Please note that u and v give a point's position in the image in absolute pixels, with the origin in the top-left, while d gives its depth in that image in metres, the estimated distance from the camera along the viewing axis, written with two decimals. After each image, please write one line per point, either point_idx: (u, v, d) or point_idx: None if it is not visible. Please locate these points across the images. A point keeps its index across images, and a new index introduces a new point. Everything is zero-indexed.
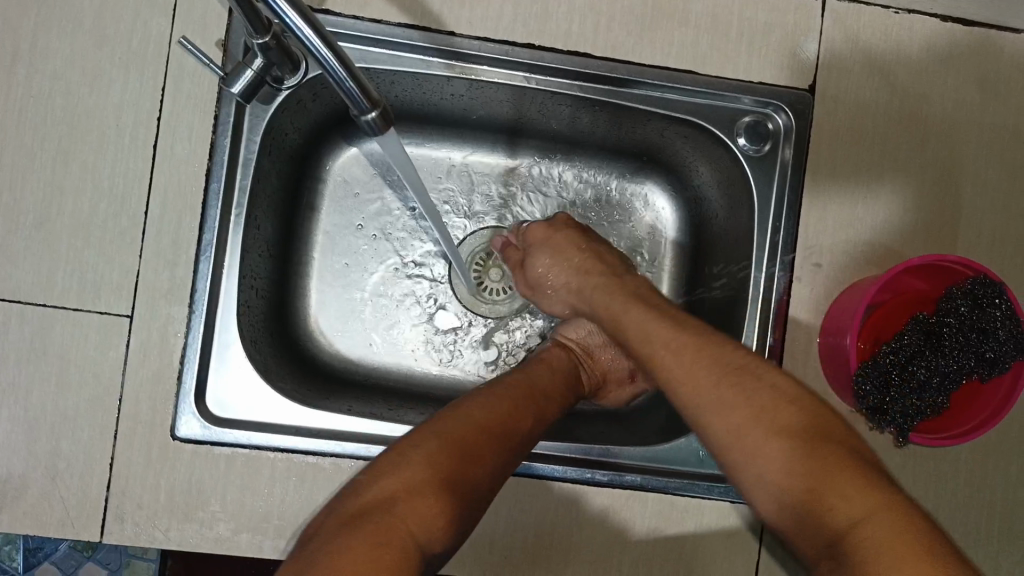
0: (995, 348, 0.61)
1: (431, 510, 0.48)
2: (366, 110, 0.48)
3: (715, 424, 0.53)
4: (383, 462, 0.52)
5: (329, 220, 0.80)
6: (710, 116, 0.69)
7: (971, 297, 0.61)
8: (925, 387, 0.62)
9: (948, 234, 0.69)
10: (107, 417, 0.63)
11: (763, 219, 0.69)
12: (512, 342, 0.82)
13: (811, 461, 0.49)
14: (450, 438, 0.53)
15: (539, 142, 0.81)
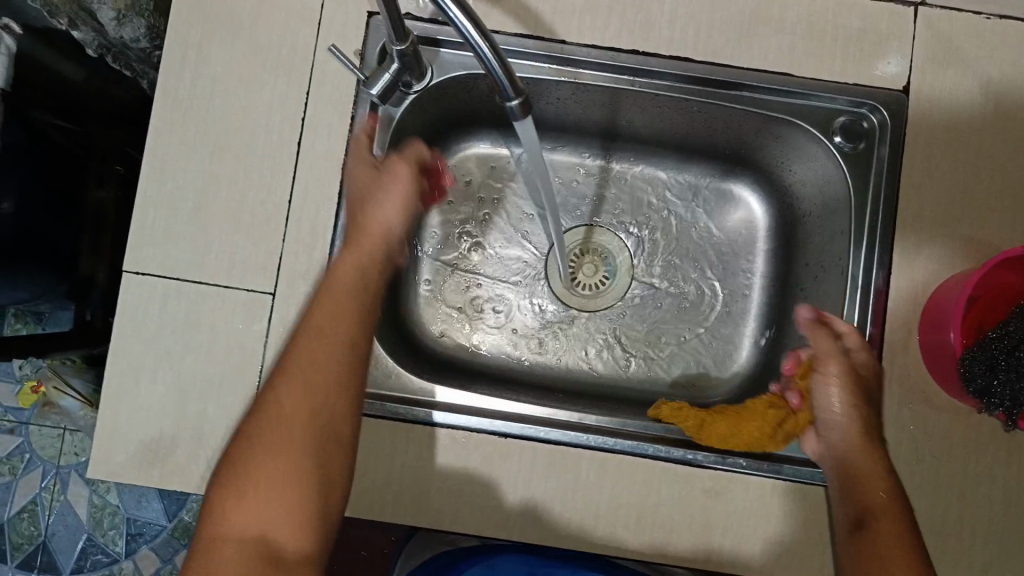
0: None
1: (272, 504, 0.51)
2: (510, 97, 0.53)
3: (877, 525, 0.62)
4: (257, 427, 0.54)
5: (438, 217, 0.87)
6: (806, 116, 0.73)
7: None
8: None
9: None
10: (248, 384, 0.69)
11: (859, 213, 0.72)
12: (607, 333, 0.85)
13: None
14: (286, 446, 0.53)
15: (635, 145, 0.86)
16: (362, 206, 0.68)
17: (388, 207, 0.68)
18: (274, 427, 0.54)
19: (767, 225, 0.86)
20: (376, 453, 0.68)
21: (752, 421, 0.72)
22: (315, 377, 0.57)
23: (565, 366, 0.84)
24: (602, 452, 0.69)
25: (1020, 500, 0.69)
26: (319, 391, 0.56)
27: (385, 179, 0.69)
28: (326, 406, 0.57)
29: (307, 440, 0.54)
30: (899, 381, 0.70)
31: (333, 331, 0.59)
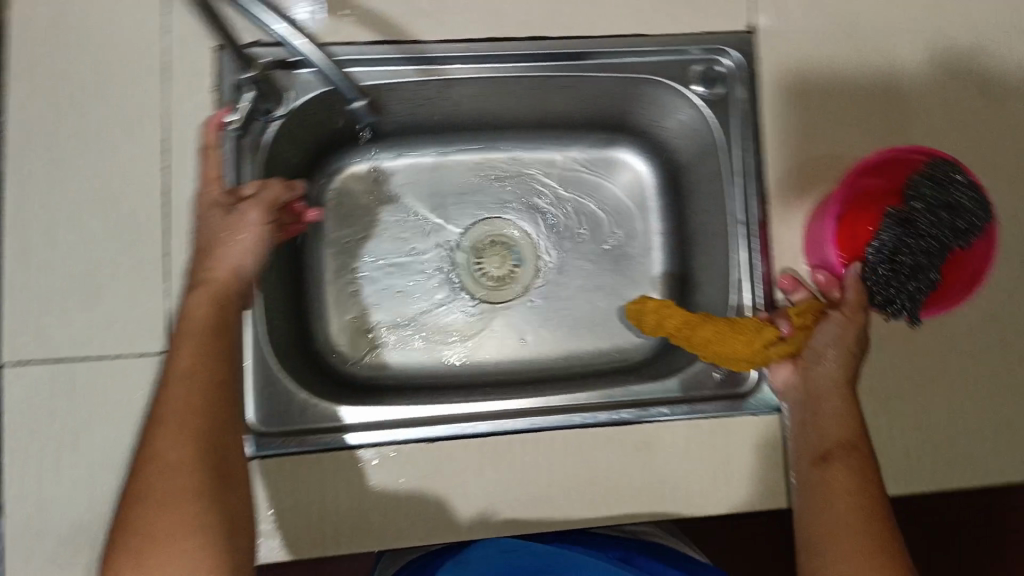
0: (971, 215, 0.64)
1: (182, 552, 0.47)
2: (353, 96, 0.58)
3: (832, 473, 0.60)
4: (135, 481, 0.49)
5: (334, 239, 0.86)
6: (663, 71, 0.75)
7: (929, 176, 0.65)
8: (917, 274, 0.65)
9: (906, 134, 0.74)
10: None
11: (732, 152, 0.75)
12: (525, 320, 0.86)
13: (879, 529, 0.56)
14: (179, 479, 0.49)
15: (513, 131, 0.87)
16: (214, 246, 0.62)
17: (233, 249, 0.62)
18: (164, 441, 0.50)
19: (654, 182, 0.88)
20: (310, 485, 0.67)
21: (731, 342, 0.70)
22: (194, 392, 0.53)
23: (489, 359, 0.84)
24: (532, 433, 0.70)
25: (937, 389, 0.72)
26: (203, 425, 0.52)
27: (227, 223, 0.62)
28: (212, 418, 0.52)
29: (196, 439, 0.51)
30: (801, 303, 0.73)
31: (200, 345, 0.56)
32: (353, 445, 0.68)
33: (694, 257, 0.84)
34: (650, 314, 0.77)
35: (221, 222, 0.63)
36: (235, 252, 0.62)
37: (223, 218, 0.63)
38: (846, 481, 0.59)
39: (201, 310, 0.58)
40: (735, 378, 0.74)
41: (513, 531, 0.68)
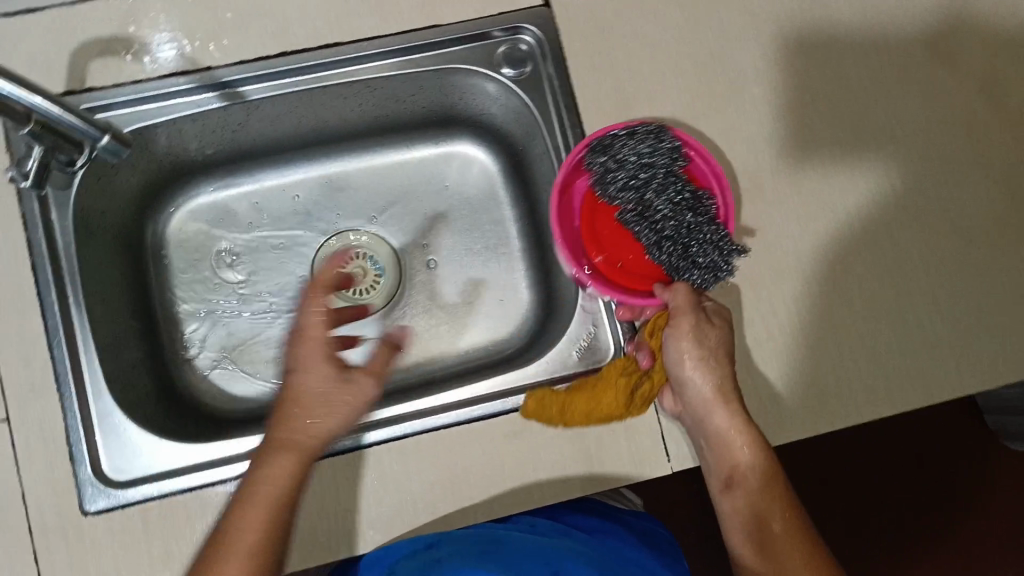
0: (650, 148, 0.67)
1: None
2: (98, 136, 0.65)
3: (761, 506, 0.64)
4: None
5: (186, 276, 0.84)
6: (469, 58, 0.75)
7: (598, 153, 0.68)
8: (687, 228, 0.66)
9: (709, 78, 0.75)
10: (14, 519, 0.65)
11: (550, 128, 0.75)
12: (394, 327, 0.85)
13: (817, 556, 0.62)
14: None
15: (348, 140, 0.87)
16: (300, 395, 0.62)
17: (322, 416, 0.62)
18: (235, 562, 0.56)
19: (500, 168, 0.88)
20: (177, 528, 0.66)
21: (609, 394, 0.69)
22: (265, 507, 0.59)
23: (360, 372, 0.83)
24: (394, 442, 0.68)
25: (790, 324, 0.71)
26: (264, 553, 0.58)
27: (353, 388, 0.63)
28: (275, 528, 0.59)
29: (263, 539, 0.58)
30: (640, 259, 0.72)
31: (290, 451, 0.61)
32: (214, 484, 0.68)
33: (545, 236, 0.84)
34: (532, 411, 0.70)
35: (306, 359, 0.63)
36: (320, 394, 0.62)
37: (309, 350, 0.64)
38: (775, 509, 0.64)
39: (270, 453, 0.61)
40: (593, 354, 0.74)
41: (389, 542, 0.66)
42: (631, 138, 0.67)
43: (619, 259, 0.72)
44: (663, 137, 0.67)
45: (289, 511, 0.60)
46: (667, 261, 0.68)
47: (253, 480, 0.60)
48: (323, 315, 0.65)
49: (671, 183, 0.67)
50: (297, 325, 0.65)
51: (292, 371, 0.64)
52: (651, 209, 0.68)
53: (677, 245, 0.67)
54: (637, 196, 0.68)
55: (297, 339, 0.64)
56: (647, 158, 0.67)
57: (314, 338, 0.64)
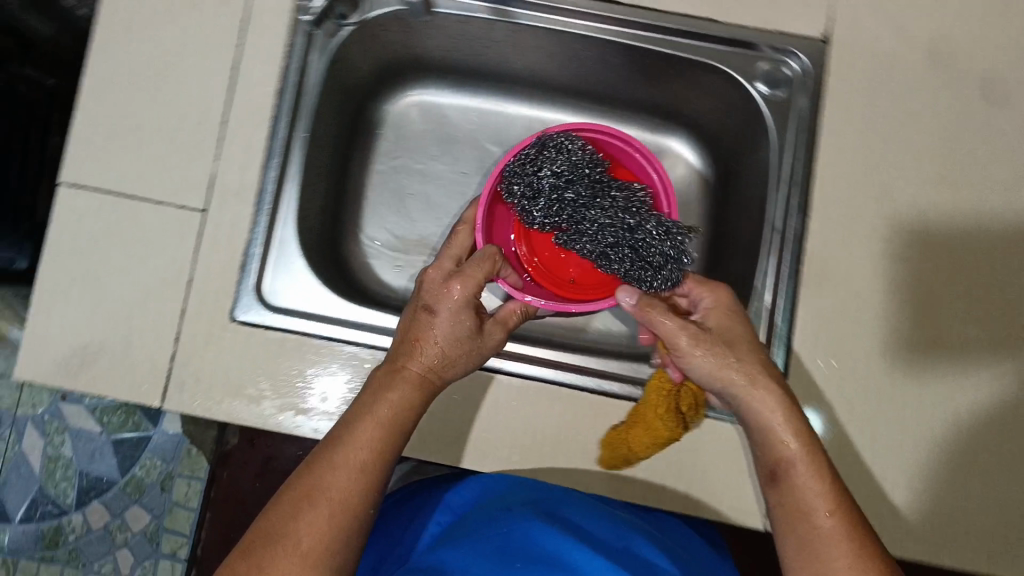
0: (568, 158, 0.70)
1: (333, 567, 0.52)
2: None
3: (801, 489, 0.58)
4: (299, 491, 0.54)
5: (383, 162, 0.89)
6: (731, 62, 0.75)
7: (528, 162, 0.70)
8: (628, 230, 0.69)
9: (959, 176, 0.71)
10: (175, 295, 0.72)
11: (779, 157, 0.74)
12: None
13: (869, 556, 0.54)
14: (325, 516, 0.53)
15: (576, 97, 0.88)
16: (429, 338, 0.63)
17: (456, 355, 0.64)
18: (342, 474, 0.55)
19: (704, 180, 0.88)
20: (298, 366, 0.71)
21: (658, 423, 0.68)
22: (373, 431, 0.58)
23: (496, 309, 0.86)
24: (521, 378, 0.72)
25: (931, 445, 0.68)
26: (367, 466, 0.56)
27: (481, 342, 0.65)
28: (388, 453, 0.58)
29: (376, 459, 0.57)
30: (815, 315, 0.70)
31: (404, 384, 0.61)
32: (348, 344, 0.72)
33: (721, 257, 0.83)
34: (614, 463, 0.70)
35: (450, 302, 0.64)
36: (452, 345, 0.63)
37: (449, 289, 0.64)
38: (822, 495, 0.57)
39: (387, 382, 0.61)
40: None
41: (471, 462, 0.71)
42: (543, 150, 0.70)
43: (569, 276, 0.78)
44: (572, 151, 0.70)
45: (403, 436, 0.60)
46: (610, 266, 0.71)
47: (363, 405, 0.59)
48: (450, 266, 0.67)
49: (601, 189, 0.71)
50: (433, 276, 0.66)
51: (428, 311, 0.64)
52: (588, 225, 0.71)
53: (625, 248, 0.69)
54: (563, 215, 0.71)
55: (422, 305, 0.65)
56: (556, 176, 0.70)
57: (473, 282, 0.65)
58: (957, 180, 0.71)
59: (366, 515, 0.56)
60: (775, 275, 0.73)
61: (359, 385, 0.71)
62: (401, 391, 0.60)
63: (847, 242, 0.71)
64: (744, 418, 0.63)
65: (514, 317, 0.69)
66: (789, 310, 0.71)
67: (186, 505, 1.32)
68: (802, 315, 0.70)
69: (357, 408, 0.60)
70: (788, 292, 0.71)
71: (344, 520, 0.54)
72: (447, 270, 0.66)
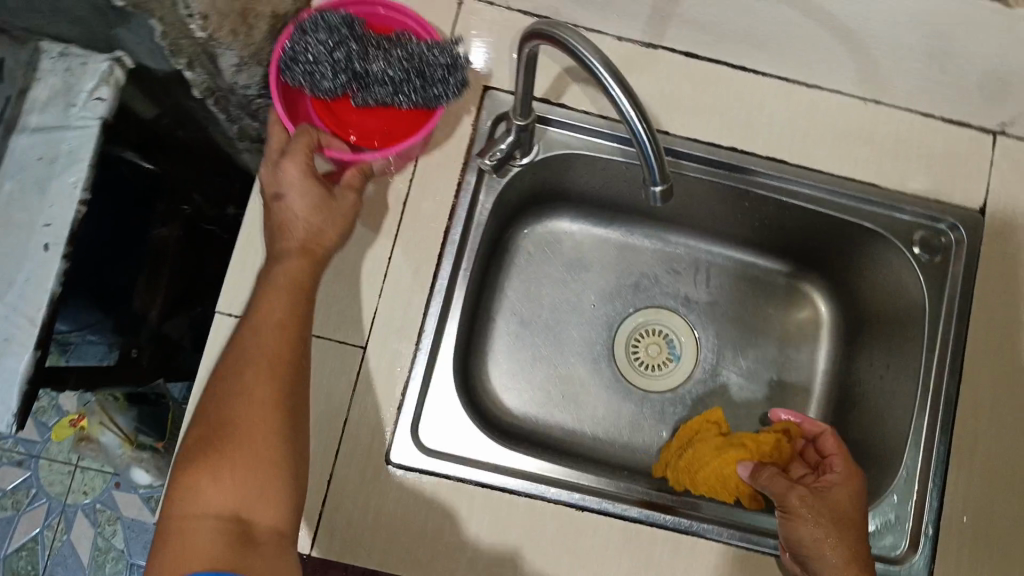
0: (314, 22, 0.66)
1: (262, 481, 0.56)
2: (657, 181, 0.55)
3: None
4: (186, 464, 0.56)
5: (514, 287, 0.88)
6: (890, 225, 0.76)
7: (293, 56, 0.66)
8: (403, 57, 0.68)
9: None
10: (330, 436, 0.70)
11: (935, 321, 0.75)
12: (660, 419, 0.87)
13: None
14: (245, 458, 0.56)
15: (708, 236, 0.90)
16: (281, 210, 0.65)
17: (315, 215, 0.65)
18: (236, 450, 0.56)
19: (832, 326, 0.88)
20: (453, 514, 0.70)
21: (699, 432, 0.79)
22: (262, 399, 0.58)
23: (624, 441, 0.86)
24: (682, 531, 0.71)
25: None
26: (265, 411, 0.58)
27: (335, 204, 0.66)
28: (286, 428, 0.58)
29: (272, 433, 0.57)
30: (964, 491, 0.72)
31: (253, 366, 0.59)
32: (504, 489, 0.71)
33: (851, 409, 0.83)
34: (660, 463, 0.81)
35: (290, 177, 0.64)
36: (319, 213, 0.65)
37: (286, 168, 0.64)
38: None
39: (285, 259, 0.64)
40: (889, 540, 0.71)
41: None
42: (303, 32, 0.66)
43: (382, 121, 0.73)
44: (336, 16, 0.66)
45: (296, 376, 0.61)
46: (433, 93, 0.69)
47: (227, 370, 0.59)
48: (279, 152, 0.66)
49: (370, 43, 0.68)
50: (274, 151, 0.66)
51: (278, 196, 0.65)
52: (380, 75, 0.68)
53: (409, 78, 0.68)
54: (361, 74, 0.68)
55: (269, 198, 0.65)
56: (335, 45, 0.66)
57: (294, 160, 0.64)
58: None
59: (293, 486, 0.58)
60: (928, 445, 0.73)
61: (518, 536, 0.70)
62: (250, 343, 0.60)
63: (994, 418, 0.73)
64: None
65: (356, 178, 0.68)
66: (939, 482, 0.72)
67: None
68: (951, 489, 0.72)
69: (232, 340, 0.62)
70: (938, 462, 0.72)
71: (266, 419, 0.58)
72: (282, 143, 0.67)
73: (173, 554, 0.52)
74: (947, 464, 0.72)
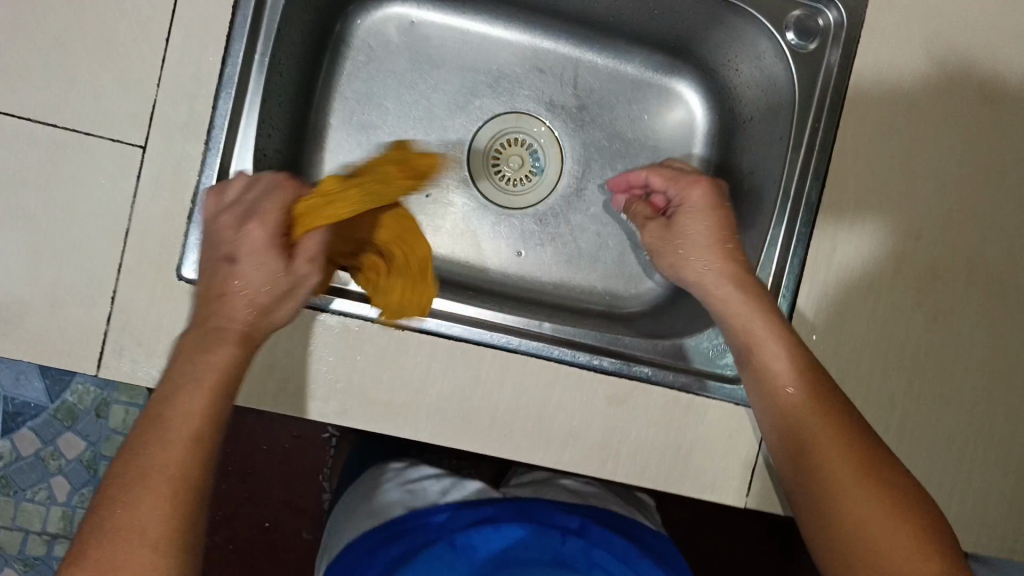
0: None
1: (179, 516, 0.48)
2: None
3: (832, 469, 0.56)
4: (96, 505, 0.48)
5: (350, 87, 0.77)
6: (757, 4, 0.67)
7: None
8: None
9: (979, 147, 0.67)
10: (112, 248, 0.62)
11: (803, 114, 0.67)
12: (517, 240, 0.81)
13: (878, 503, 0.55)
14: (159, 473, 0.48)
15: (576, 28, 0.79)
16: (241, 286, 0.57)
17: (259, 287, 0.57)
18: (150, 434, 0.49)
19: (707, 128, 0.80)
20: None
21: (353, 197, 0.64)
22: (199, 393, 0.51)
23: (478, 262, 0.80)
24: (505, 351, 0.66)
25: (924, 421, 0.66)
26: (202, 439, 0.50)
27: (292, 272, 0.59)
28: (219, 411, 0.52)
29: (203, 436, 0.51)
30: (818, 302, 0.65)
31: (219, 343, 0.54)
32: (317, 311, 0.65)
33: None
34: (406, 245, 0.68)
35: (246, 244, 0.58)
36: (266, 294, 0.57)
37: (246, 236, 0.58)
38: (838, 473, 0.56)
39: (206, 339, 0.55)
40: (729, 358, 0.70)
41: (452, 439, 0.65)
42: None
43: None
44: None
45: (245, 359, 0.55)
46: None
47: (169, 386, 0.52)
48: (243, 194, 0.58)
49: None
50: (216, 221, 0.59)
51: (230, 261, 0.58)
52: None
53: None
54: None
55: (219, 257, 0.58)
56: None
57: (263, 222, 0.58)
58: (976, 151, 0.67)
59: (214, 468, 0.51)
60: (782, 254, 0.67)
61: (332, 355, 0.64)
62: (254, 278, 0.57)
63: (859, 224, 0.66)
64: (790, 433, 0.59)
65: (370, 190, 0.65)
66: (790, 297, 0.65)
67: (126, 431, 1.09)
68: (803, 302, 0.65)
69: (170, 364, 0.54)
70: (791, 275, 0.66)
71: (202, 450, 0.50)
72: (222, 199, 0.60)
73: (127, 554, 0.45)
74: (803, 274, 0.65)
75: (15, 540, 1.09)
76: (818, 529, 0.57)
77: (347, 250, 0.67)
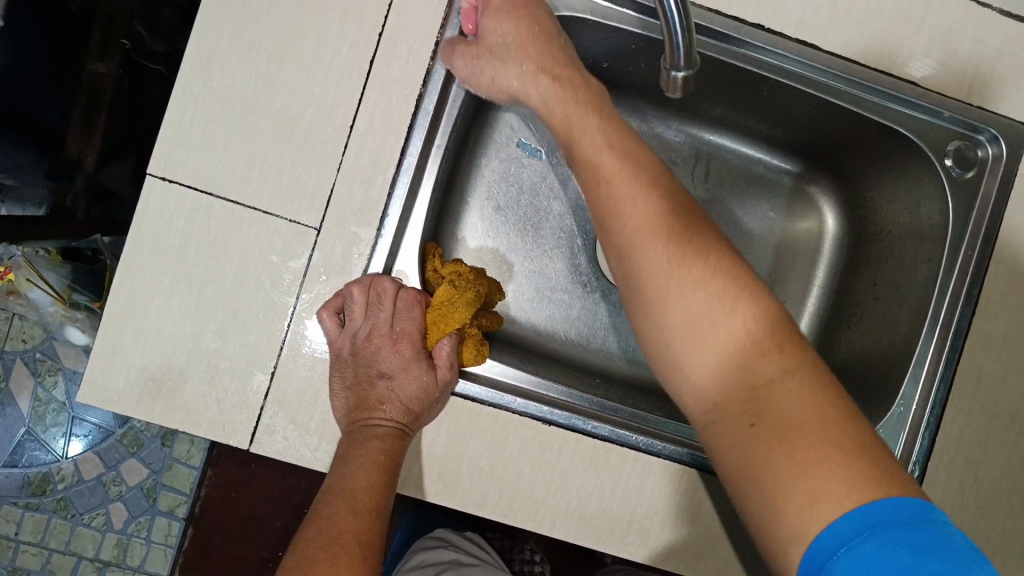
0: None
1: None
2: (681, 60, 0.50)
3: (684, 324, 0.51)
4: None
5: (493, 164, 0.78)
6: (920, 134, 0.69)
7: None
8: None
9: None
10: (276, 323, 0.61)
11: (956, 243, 0.68)
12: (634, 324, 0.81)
13: (754, 363, 0.48)
14: (328, 549, 0.52)
15: (718, 128, 0.80)
16: (396, 400, 0.61)
17: (410, 395, 0.61)
18: (342, 506, 0.55)
19: (839, 237, 0.81)
20: None
21: (460, 310, 0.62)
22: (367, 486, 0.57)
23: (597, 343, 0.79)
24: (647, 453, 0.67)
25: None
26: (370, 508, 0.56)
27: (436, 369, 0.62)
28: (386, 495, 0.58)
29: (378, 498, 0.57)
30: (959, 428, 0.67)
31: (371, 441, 0.58)
32: (472, 397, 0.65)
33: (846, 329, 0.77)
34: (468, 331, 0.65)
35: (397, 360, 0.62)
36: (417, 402, 0.61)
37: (397, 353, 0.62)
38: (699, 322, 0.50)
39: (358, 441, 0.59)
40: None
41: (587, 537, 0.65)
42: None
43: None
44: None
45: (400, 444, 0.60)
46: None
47: (335, 476, 0.57)
48: (389, 321, 0.61)
49: None
50: (344, 351, 0.61)
51: (382, 377, 0.62)
52: None
53: None
54: None
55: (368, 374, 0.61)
56: None
57: (408, 341, 0.63)
58: None
59: (378, 557, 0.55)
60: (929, 377, 0.67)
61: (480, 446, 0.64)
62: (406, 389, 0.61)
63: (1001, 359, 0.67)
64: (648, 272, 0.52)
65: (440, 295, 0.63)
66: (932, 421, 0.66)
67: (190, 462, 1.03)
68: (947, 425, 0.67)
69: (331, 471, 0.58)
70: (937, 398, 0.66)
71: (388, 501, 0.58)
72: (347, 328, 0.61)
73: None
74: (948, 400, 0.67)
75: (64, 564, 1.01)
76: (671, 371, 0.52)
77: (478, 344, 0.65)
